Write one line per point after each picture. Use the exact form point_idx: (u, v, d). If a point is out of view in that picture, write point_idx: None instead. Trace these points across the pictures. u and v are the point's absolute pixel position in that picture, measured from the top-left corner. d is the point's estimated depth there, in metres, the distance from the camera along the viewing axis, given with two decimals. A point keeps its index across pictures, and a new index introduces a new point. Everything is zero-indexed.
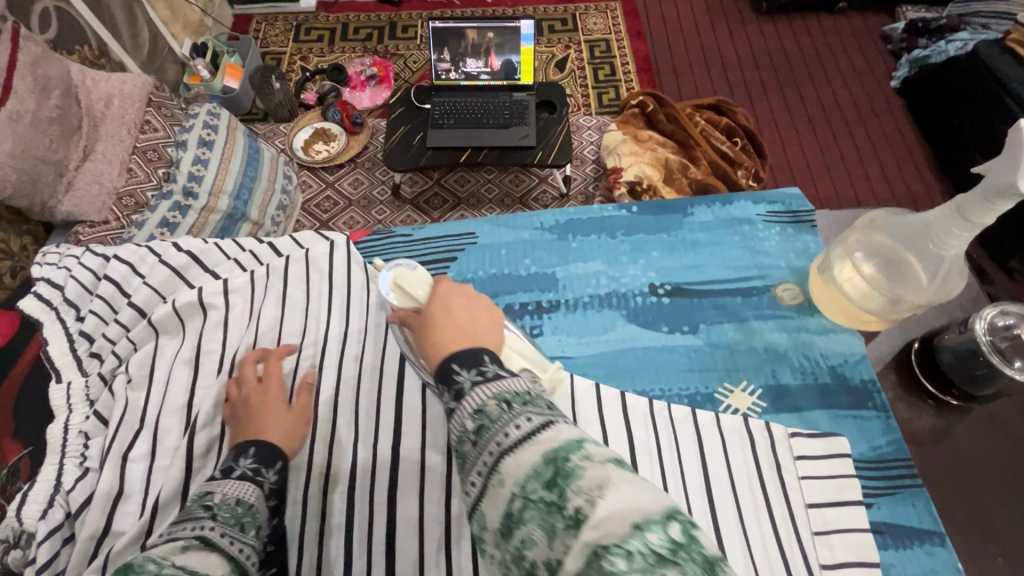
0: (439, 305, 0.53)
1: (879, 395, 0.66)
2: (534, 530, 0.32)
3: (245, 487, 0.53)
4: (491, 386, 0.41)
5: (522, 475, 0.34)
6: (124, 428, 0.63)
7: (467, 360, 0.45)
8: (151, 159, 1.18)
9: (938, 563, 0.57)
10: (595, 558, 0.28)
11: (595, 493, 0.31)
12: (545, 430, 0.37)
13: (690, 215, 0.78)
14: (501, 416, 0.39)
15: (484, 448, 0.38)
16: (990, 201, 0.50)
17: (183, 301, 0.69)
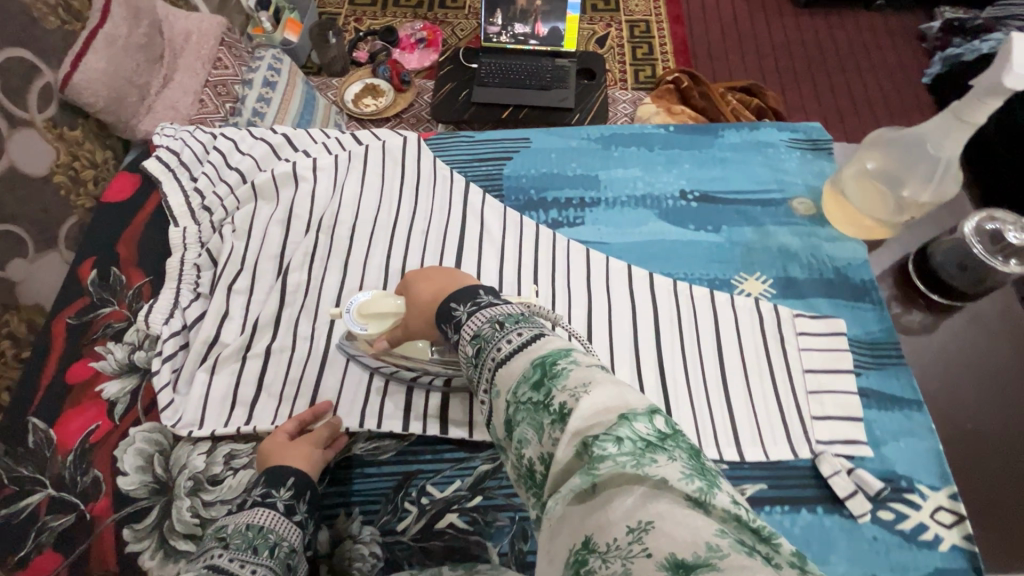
0: (419, 284, 0.60)
1: (876, 292, 0.75)
2: (527, 428, 0.40)
3: (257, 512, 0.54)
4: (486, 313, 0.50)
5: (516, 383, 0.42)
6: (230, 266, 0.75)
7: (461, 297, 0.53)
8: (221, 94, 1.18)
9: (913, 422, 0.66)
10: (580, 443, 0.35)
11: (579, 391, 0.38)
12: (534, 343, 0.44)
13: (720, 137, 0.87)
14: (495, 336, 0.47)
15: (486, 366, 0.46)
16: (982, 100, 0.59)
17: (280, 171, 0.81)
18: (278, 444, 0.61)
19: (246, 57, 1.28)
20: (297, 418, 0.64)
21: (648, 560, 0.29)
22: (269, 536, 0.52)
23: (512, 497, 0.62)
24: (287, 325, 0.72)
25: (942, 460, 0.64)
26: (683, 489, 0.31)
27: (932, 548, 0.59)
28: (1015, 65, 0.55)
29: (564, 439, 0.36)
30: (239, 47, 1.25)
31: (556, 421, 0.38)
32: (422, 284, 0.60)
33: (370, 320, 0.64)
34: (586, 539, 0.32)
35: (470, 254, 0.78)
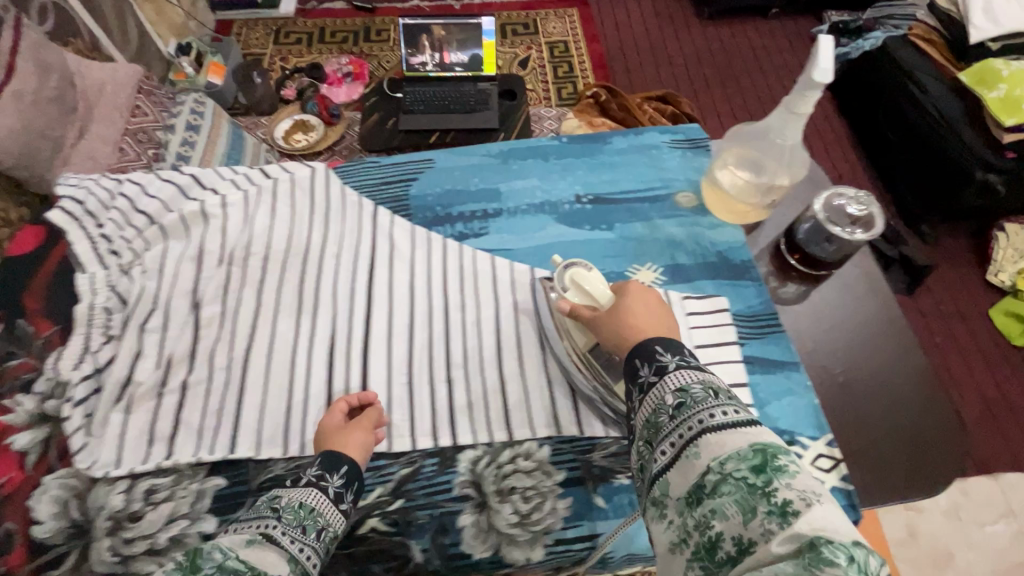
0: (638, 307, 0.62)
1: (754, 270, 0.82)
2: (731, 502, 0.42)
3: (309, 493, 0.57)
4: (698, 374, 0.51)
5: (728, 455, 0.44)
6: (142, 306, 0.77)
7: (670, 347, 0.55)
8: (141, 141, 1.18)
9: (792, 382, 0.73)
10: (808, 543, 0.37)
11: (810, 498, 0.40)
12: (752, 425, 0.46)
13: (609, 143, 0.95)
14: (707, 399, 0.49)
15: (684, 424, 0.48)
16: (803, 94, 0.68)
17: (188, 210, 0.83)
18: (329, 429, 0.66)
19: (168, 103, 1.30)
20: (348, 401, 0.69)
21: None
22: (318, 519, 0.56)
23: (431, 495, 0.66)
24: (203, 357, 0.74)
25: (818, 412, 0.71)
26: None
27: None
28: (820, 62, 0.64)
29: (790, 532, 0.38)
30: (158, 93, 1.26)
31: (779, 517, 0.39)
32: (642, 302, 0.63)
33: (575, 286, 0.68)
34: None
35: (381, 272, 0.82)
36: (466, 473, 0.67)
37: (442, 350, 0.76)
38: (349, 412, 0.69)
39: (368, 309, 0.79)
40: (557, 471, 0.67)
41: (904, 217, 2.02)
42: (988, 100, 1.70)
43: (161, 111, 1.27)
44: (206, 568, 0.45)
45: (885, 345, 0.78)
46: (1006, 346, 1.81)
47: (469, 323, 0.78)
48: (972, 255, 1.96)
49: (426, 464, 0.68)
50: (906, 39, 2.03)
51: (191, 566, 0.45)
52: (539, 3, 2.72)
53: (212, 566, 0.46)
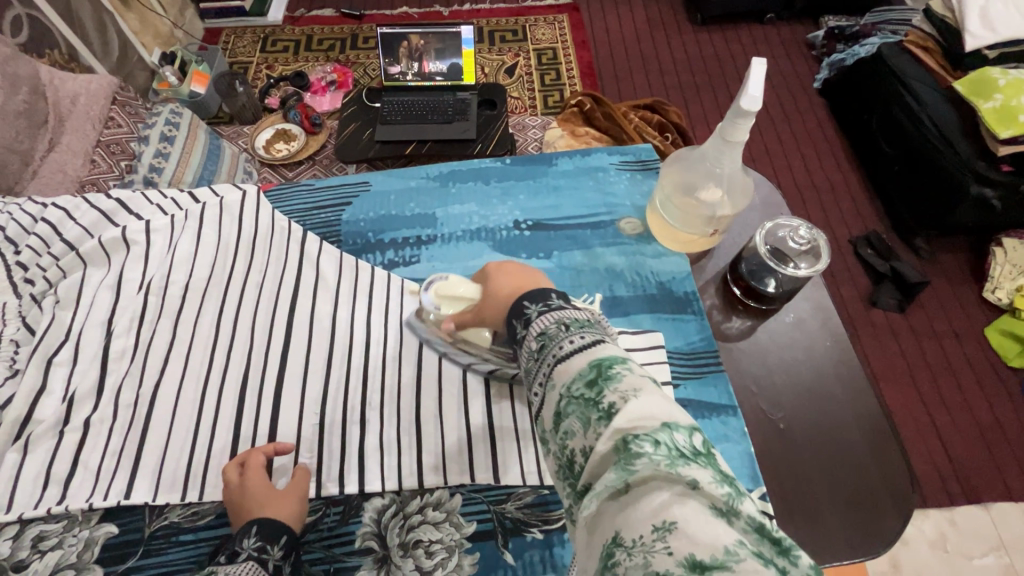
0: (501, 278, 0.57)
1: (697, 303, 0.77)
2: (574, 420, 0.38)
3: (246, 568, 0.53)
4: (554, 312, 0.46)
5: (570, 378, 0.40)
6: (51, 338, 0.74)
7: (537, 296, 0.49)
8: (114, 152, 1.17)
9: (728, 428, 0.68)
10: (621, 439, 0.34)
11: (630, 394, 0.37)
12: (595, 344, 0.42)
13: (554, 165, 0.91)
14: (559, 334, 0.44)
15: (541, 362, 0.44)
16: (735, 122, 0.63)
17: (108, 237, 0.80)
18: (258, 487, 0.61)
19: (145, 115, 1.30)
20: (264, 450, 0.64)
21: (669, 557, 0.29)
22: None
23: (331, 548, 0.62)
24: (109, 393, 0.71)
25: (753, 462, 0.66)
26: (712, 496, 0.31)
27: None
28: (748, 88, 0.59)
29: (608, 434, 0.35)
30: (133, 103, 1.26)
31: (603, 419, 0.36)
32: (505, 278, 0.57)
33: (444, 298, 0.68)
34: (614, 532, 0.32)
35: (304, 302, 0.78)
36: (370, 523, 0.64)
37: (359, 388, 0.72)
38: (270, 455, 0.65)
39: (288, 342, 0.75)
40: (467, 523, 0.63)
41: (897, 231, 1.95)
42: (982, 110, 1.61)
43: (138, 123, 1.27)
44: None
45: (832, 388, 0.73)
46: (1002, 368, 1.73)
47: (390, 359, 0.74)
48: (969, 271, 1.88)
49: (330, 512, 0.65)
50: (901, 46, 1.95)
51: None
52: (528, 8, 2.67)
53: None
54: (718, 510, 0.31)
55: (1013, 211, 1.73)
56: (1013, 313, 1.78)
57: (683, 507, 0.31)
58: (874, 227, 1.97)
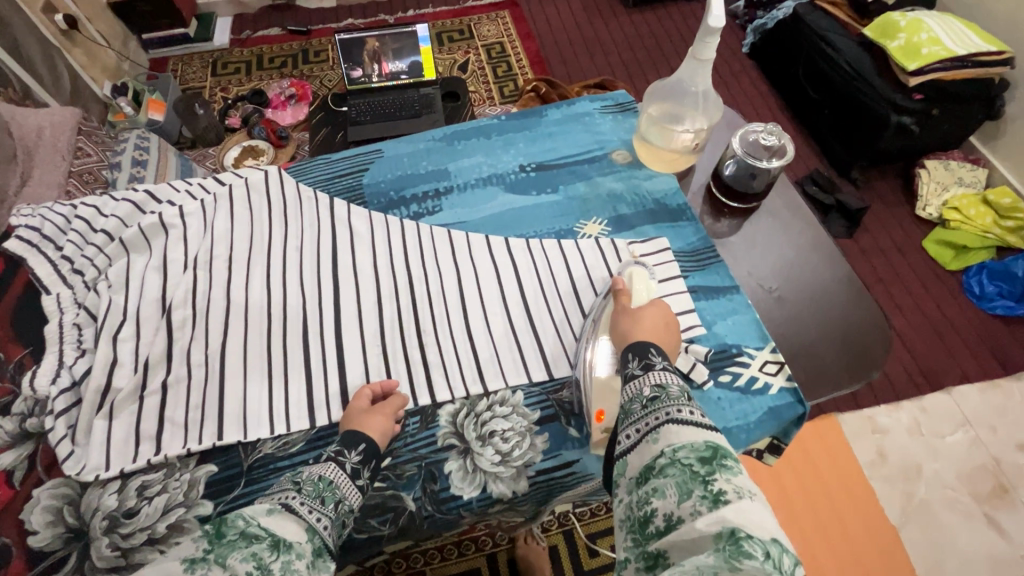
0: (656, 312, 0.72)
1: (690, 211, 0.90)
2: (671, 483, 0.49)
3: (327, 466, 0.61)
4: (676, 379, 0.60)
5: (683, 444, 0.52)
6: (111, 318, 0.78)
7: (661, 354, 0.65)
8: (88, 181, 1.21)
9: (735, 304, 0.80)
10: (728, 528, 0.43)
11: (743, 493, 0.46)
12: (711, 428, 0.54)
13: (545, 116, 1.02)
14: (677, 398, 0.57)
15: (652, 412, 0.56)
16: (705, 40, 0.76)
17: (147, 223, 0.85)
18: (359, 410, 0.69)
19: (110, 142, 1.33)
20: (372, 389, 0.72)
21: None
22: (336, 492, 0.59)
23: (417, 450, 0.70)
24: (179, 357, 0.76)
25: (760, 326, 0.78)
26: None
27: (764, 393, 0.73)
28: (712, 9, 0.71)
29: (713, 515, 0.44)
30: (99, 133, 1.29)
31: (710, 501, 0.46)
32: (659, 320, 0.71)
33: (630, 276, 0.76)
34: None
35: (344, 255, 0.86)
36: (447, 425, 0.72)
37: (411, 319, 0.80)
38: (375, 399, 0.72)
39: (336, 291, 0.83)
40: (532, 411, 0.72)
41: (836, 167, 2.15)
42: (891, 49, 1.87)
43: (104, 150, 1.30)
44: (230, 534, 0.51)
45: (812, 258, 0.86)
46: (941, 271, 1.95)
47: (433, 293, 0.83)
48: (901, 193, 2.11)
49: (409, 422, 0.72)
50: (813, 5, 2.18)
51: (217, 533, 0.51)
52: (470, 8, 2.80)
53: (235, 533, 0.51)
54: None
55: (928, 135, 1.97)
56: (943, 225, 2.02)
57: None
58: (815, 166, 2.18)
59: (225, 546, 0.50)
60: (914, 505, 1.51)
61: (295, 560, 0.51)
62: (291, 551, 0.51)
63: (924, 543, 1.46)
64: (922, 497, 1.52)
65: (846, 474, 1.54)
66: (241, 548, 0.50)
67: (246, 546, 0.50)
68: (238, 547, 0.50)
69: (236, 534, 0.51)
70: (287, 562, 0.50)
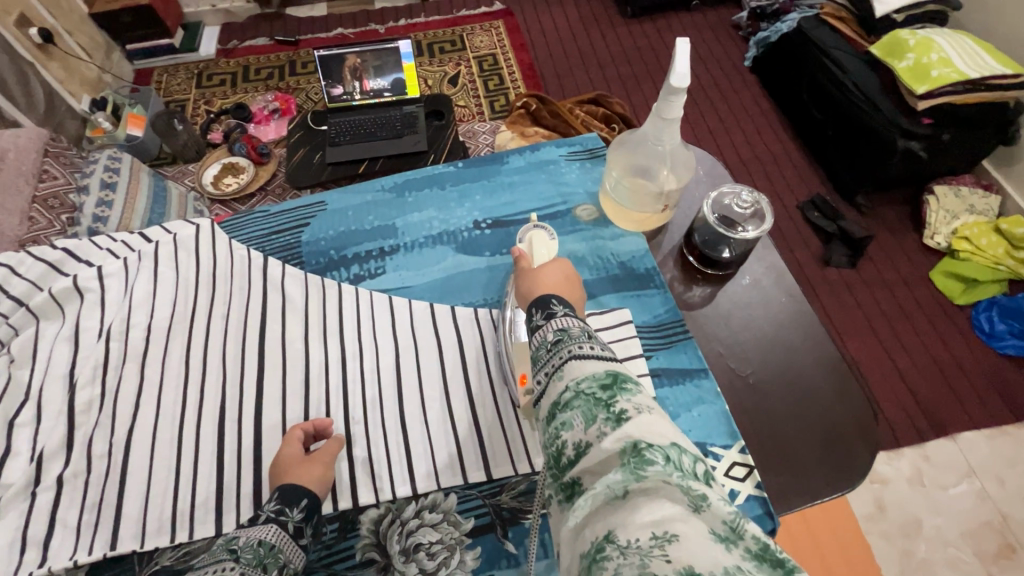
0: (556, 269, 0.64)
1: (658, 277, 0.81)
2: (577, 414, 0.40)
3: (267, 529, 0.57)
4: (579, 318, 0.50)
5: (585, 374, 0.42)
6: (10, 400, 0.71)
7: (565, 303, 0.55)
8: (52, 206, 1.13)
9: (702, 390, 0.71)
10: (634, 442, 0.36)
11: (645, 407, 0.38)
12: (613, 355, 0.44)
13: (506, 163, 0.93)
14: (580, 335, 0.47)
15: (556, 352, 0.46)
16: (668, 99, 0.66)
17: (58, 287, 0.77)
18: (289, 460, 0.65)
19: (80, 163, 1.25)
20: (306, 428, 0.68)
21: (667, 564, 0.30)
22: (277, 557, 0.56)
23: (333, 565, 0.62)
24: (80, 446, 0.69)
25: (728, 418, 0.69)
26: (715, 512, 0.33)
27: (728, 504, 0.64)
28: (675, 67, 0.62)
29: (618, 433, 0.36)
30: (67, 154, 1.22)
31: (614, 420, 0.38)
32: (561, 275, 0.63)
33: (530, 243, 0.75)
34: (607, 532, 0.34)
35: (274, 326, 0.78)
36: (369, 534, 0.64)
37: (340, 405, 0.72)
38: (309, 438, 0.68)
39: (261, 369, 0.75)
40: (465, 520, 0.64)
41: (839, 191, 2.04)
42: (898, 70, 1.75)
43: (73, 172, 1.22)
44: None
45: (793, 334, 0.77)
46: (949, 305, 1.84)
47: (367, 372, 0.75)
48: (908, 220, 2.00)
49: (327, 530, 0.64)
50: (819, 19, 2.06)
51: None
52: (463, 18, 2.71)
53: None
54: (716, 533, 0.32)
55: (938, 160, 1.85)
56: (952, 254, 1.90)
57: (686, 521, 0.32)
58: (817, 190, 2.07)
59: None
60: (912, 565, 1.41)
61: None
62: None
63: None
64: (922, 556, 1.42)
65: (842, 529, 1.44)
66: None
67: None
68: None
69: None
70: None
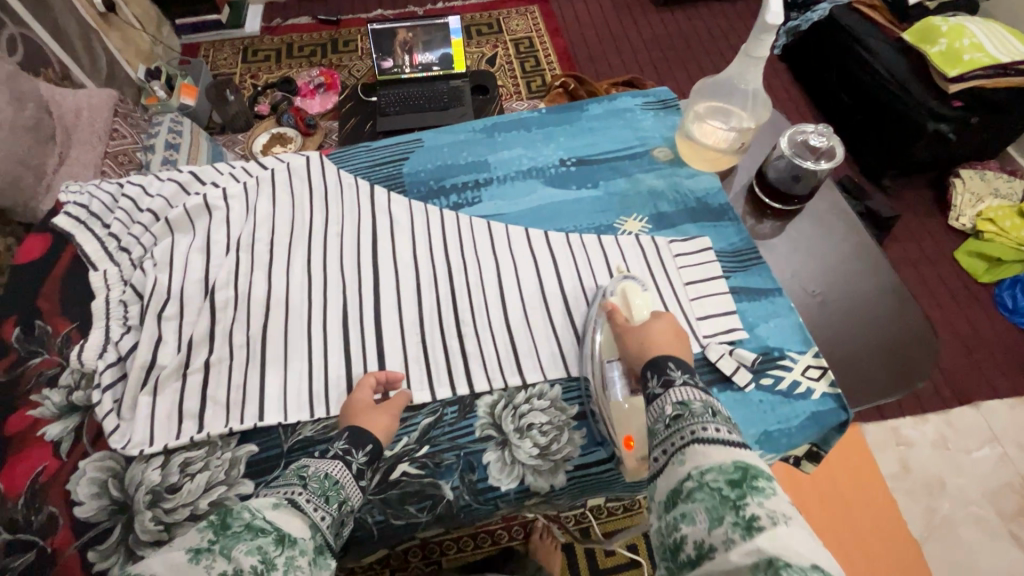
0: (661, 324, 0.66)
1: (732, 210, 0.88)
2: (701, 509, 0.43)
3: (334, 465, 0.58)
4: (697, 392, 0.54)
5: (710, 466, 0.45)
6: (156, 296, 0.79)
7: (683, 367, 0.59)
8: (123, 163, 1.21)
9: (777, 305, 0.79)
10: (768, 561, 0.37)
11: (779, 519, 0.40)
12: (740, 448, 0.47)
13: (586, 110, 1.01)
14: (702, 415, 0.51)
15: (677, 432, 0.50)
16: (759, 38, 0.75)
17: (191, 204, 0.86)
18: (360, 406, 0.68)
19: (144, 125, 1.32)
20: (376, 377, 0.71)
21: None
22: (339, 492, 0.56)
23: (456, 439, 0.70)
24: (221, 337, 0.77)
25: (803, 330, 0.77)
26: None
27: (806, 398, 0.71)
28: (771, 6, 0.70)
29: (749, 547, 0.39)
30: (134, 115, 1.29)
31: (744, 530, 0.40)
32: (668, 333, 0.65)
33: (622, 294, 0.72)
34: None
35: (384, 242, 0.86)
36: (485, 416, 0.72)
37: (450, 310, 0.80)
38: (377, 385, 0.72)
39: (376, 277, 0.83)
40: (570, 406, 0.72)
41: (867, 173, 2.12)
42: (931, 55, 1.82)
43: (138, 133, 1.30)
44: (236, 526, 0.46)
45: (856, 261, 0.86)
46: (972, 283, 1.91)
47: (473, 284, 0.82)
48: (934, 203, 2.07)
49: (447, 412, 0.72)
50: (851, 7, 2.13)
51: (221, 524, 0.47)
52: (500, 2, 2.79)
53: (241, 524, 0.47)
54: None
55: (966, 144, 1.92)
56: (976, 236, 1.97)
57: None
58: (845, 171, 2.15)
59: (229, 538, 0.45)
60: (937, 520, 1.49)
61: (299, 557, 0.47)
62: (296, 547, 0.48)
63: (946, 559, 1.43)
64: (945, 513, 1.50)
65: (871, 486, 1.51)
66: (247, 540, 0.46)
67: (251, 539, 0.46)
68: (244, 539, 0.45)
69: (242, 527, 0.46)
70: (290, 559, 0.47)
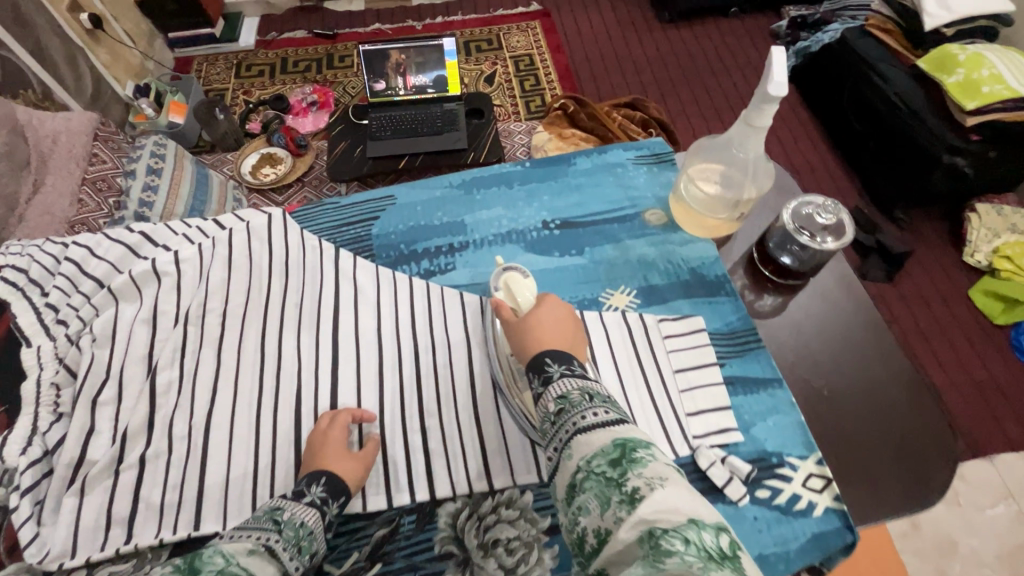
0: (550, 308, 0.62)
1: (729, 285, 0.81)
2: (591, 497, 0.42)
3: (308, 512, 0.57)
4: (576, 380, 0.52)
5: (593, 453, 0.44)
6: (92, 378, 0.70)
7: (560, 358, 0.55)
8: (100, 189, 1.03)
9: (777, 400, 0.71)
10: (649, 530, 0.37)
11: (655, 482, 0.40)
12: (619, 423, 0.46)
13: (573, 165, 0.94)
14: (581, 402, 0.49)
15: (560, 427, 0.48)
16: (760, 107, 0.67)
17: (138, 270, 0.76)
18: (335, 443, 0.65)
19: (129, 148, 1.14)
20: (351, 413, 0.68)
21: None
22: (313, 543, 0.56)
23: (411, 557, 0.63)
24: (160, 428, 0.69)
25: (805, 430, 0.69)
26: None
27: (807, 515, 0.63)
28: (772, 75, 0.63)
29: (632, 522, 0.38)
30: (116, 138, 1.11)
31: (628, 503, 0.39)
32: (554, 320, 0.61)
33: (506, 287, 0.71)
34: None
35: (346, 316, 0.79)
36: (446, 528, 0.64)
37: (414, 398, 0.73)
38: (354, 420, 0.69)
39: (335, 358, 0.76)
40: (542, 518, 0.65)
41: (877, 205, 2.02)
42: (947, 85, 1.73)
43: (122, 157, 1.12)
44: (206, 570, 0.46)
45: (866, 346, 0.78)
46: (988, 324, 1.82)
47: (440, 366, 0.75)
48: (948, 237, 1.97)
49: (405, 521, 0.65)
50: (864, 30, 2.04)
51: (191, 566, 0.46)
52: (500, 17, 2.71)
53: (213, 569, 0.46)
54: None
55: (983, 178, 1.82)
56: (991, 274, 1.87)
57: None
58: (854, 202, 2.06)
59: None
60: None
61: None
62: None
63: None
64: None
65: (878, 547, 1.42)
66: None
67: None
68: None
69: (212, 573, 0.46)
70: None
